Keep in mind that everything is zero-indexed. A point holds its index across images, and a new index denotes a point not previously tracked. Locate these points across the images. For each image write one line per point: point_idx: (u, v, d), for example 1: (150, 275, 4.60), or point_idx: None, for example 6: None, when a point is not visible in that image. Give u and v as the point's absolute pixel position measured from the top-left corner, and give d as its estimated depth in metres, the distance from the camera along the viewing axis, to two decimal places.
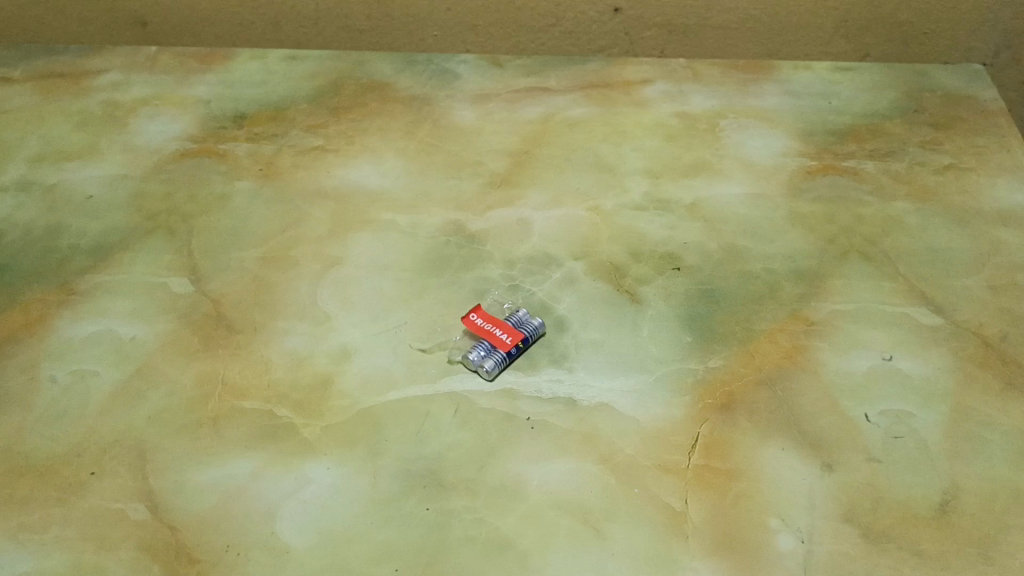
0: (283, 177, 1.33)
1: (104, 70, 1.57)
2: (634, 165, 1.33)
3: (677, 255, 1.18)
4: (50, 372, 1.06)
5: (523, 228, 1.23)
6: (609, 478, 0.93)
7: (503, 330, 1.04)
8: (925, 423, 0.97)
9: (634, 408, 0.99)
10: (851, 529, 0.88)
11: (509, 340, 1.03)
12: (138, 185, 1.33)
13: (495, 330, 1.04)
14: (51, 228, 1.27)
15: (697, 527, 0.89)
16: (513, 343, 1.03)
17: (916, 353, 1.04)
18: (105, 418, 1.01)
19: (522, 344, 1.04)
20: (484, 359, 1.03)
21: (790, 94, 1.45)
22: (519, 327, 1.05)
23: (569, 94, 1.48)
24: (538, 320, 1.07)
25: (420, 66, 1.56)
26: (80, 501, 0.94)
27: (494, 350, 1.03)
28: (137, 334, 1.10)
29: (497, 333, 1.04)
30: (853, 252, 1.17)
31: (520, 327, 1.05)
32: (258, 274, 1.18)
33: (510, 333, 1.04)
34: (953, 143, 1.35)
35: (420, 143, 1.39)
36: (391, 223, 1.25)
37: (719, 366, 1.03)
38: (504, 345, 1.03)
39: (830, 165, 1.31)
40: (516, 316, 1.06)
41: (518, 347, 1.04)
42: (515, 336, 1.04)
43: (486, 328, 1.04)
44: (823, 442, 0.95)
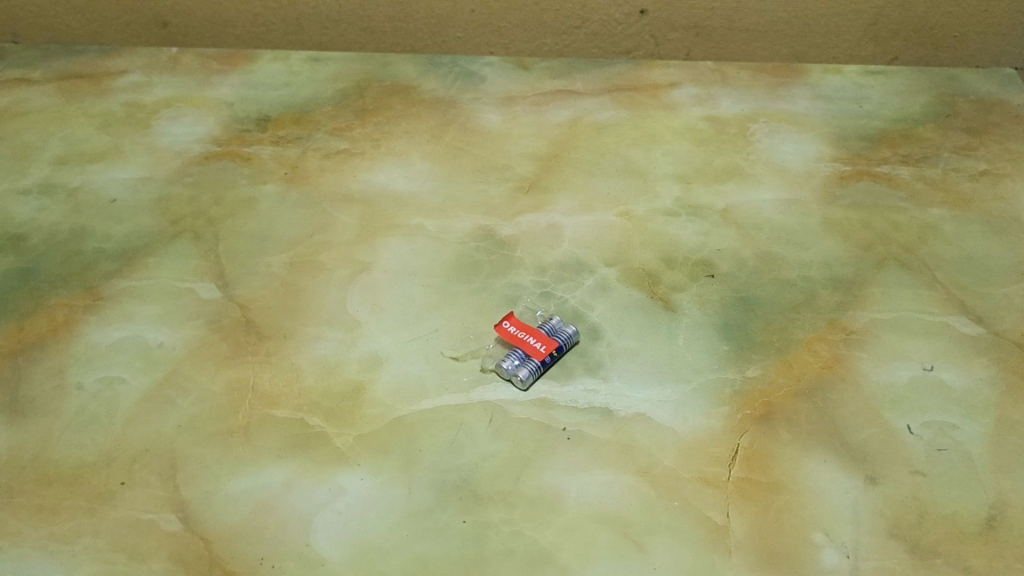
0: (309, 181, 1.32)
1: (126, 71, 1.56)
2: (665, 169, 1.31)
3: (712, 262, 1.16)
4: (78, 378, 1.05)
5: (553, 233, 1.21)
6: (648, 490, 0.91)
7: (537, 339, 1.02)
8: (969, 435, 0.95)
9: (672, 419, 0.98)
10: (897, 544, 0.86)
11: (543, 348, 1.02)
12: (163, 188, 1.32)
13: (529, 338, 1.02)
14: (75, 231, 1.25)
15: (740, 541, 0.87)
16: (547, 352, 1.01)
17: (958, 363, 1.02)
18: (135, 426, 1.00)
19: (556, 353, 1.03)
20: (518, 367, 1.01)
21: (820, 97, 1.44)
22: (553, 336, 1.04)
23: (596, 97, 1.46)
24: (572, 328, 1.05)
25: (445, 68, 1.54)
26: (110, 511, 0.92)
27: (528, 359, 1.02)
28: (165, 340, 1.09)
29: (531, 341, 1.02)
30: (890, 260, 1.15)
31: (554, 335, 1.04)
32: (286, 279, 1.16)
33: (544, 342, 1.02)
34: (987, 149, 1.33)
35: (447, 147, 1.38)
36: (420, 229, 1.23)
37: (757, 376, 1.02)
38: (539, 353, 1.01)
39: (864, 171, 1.29)
40: (549, 324, 1.05)
41: (552, 356, 1.02)
42: (550, 345, 1.02)
43: (520, 336, 1.03)
44: (866, 455, 0.94)
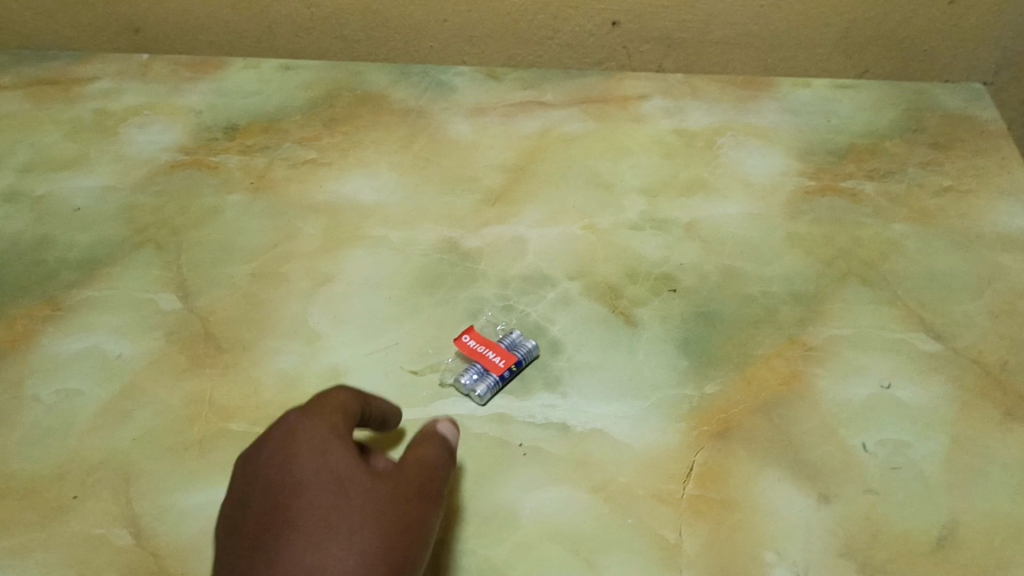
0: (275, 191, 1.32)
1: (96, 78, 1.55)
2: (631, 182, 1.31)
3: (674, 276, 1.16)
4: (34, 390, 1.04)
5: (518, 246, 1.21)
6: (603, 506, 0.91)
7: (496, 353, 1.03)
8: (923, 453, 0.95)
9: (629, 435, 0.98)
10: (848, 563, 0.86)
11: (502, 363, 1.02)
12: (128, 197, 1.31)
13: (489, 352, 1.03)
14: (38, 240, 1.25)
15: (692, 560, 0.87)
16: (507, 366, 1.02)
17: (915, 381, 1.02)
18: (91, 438, 0.99)
19: (516, 367, 1.03)
20: (477, 382, 1.01)
21: (788, 111, 1.44)
22: (512, 350, 1.04)
23: (566, 109, 1.46)
24: (532, 342, 1.06)
25: (416, 78, 1.54)
26: (62, 526, 0.92)
27: (486, 373, 1.02)
28: (124, 352, 1.09)
29: (491, 356, 1.02)
30: (852, 276, 1.15)
31: (514, 349, 1.04)
32: (248, 290, 1.16)
33: (504, 356, 1.02)
34: (953, 164, 1.33)
35: (414, 158, 1.38)
36: (385, 240, 1.23)
37: (716, 392, 1.01)
38: (498, 368, 1.01)
39: (829, 186, 1.29)
40: (509, 338, 1.05)
41: (511, 370, 1.02)
42: (509, 358, 1.02)
43: (480, 349, 1.03)
44: (820, 472, 0.93)
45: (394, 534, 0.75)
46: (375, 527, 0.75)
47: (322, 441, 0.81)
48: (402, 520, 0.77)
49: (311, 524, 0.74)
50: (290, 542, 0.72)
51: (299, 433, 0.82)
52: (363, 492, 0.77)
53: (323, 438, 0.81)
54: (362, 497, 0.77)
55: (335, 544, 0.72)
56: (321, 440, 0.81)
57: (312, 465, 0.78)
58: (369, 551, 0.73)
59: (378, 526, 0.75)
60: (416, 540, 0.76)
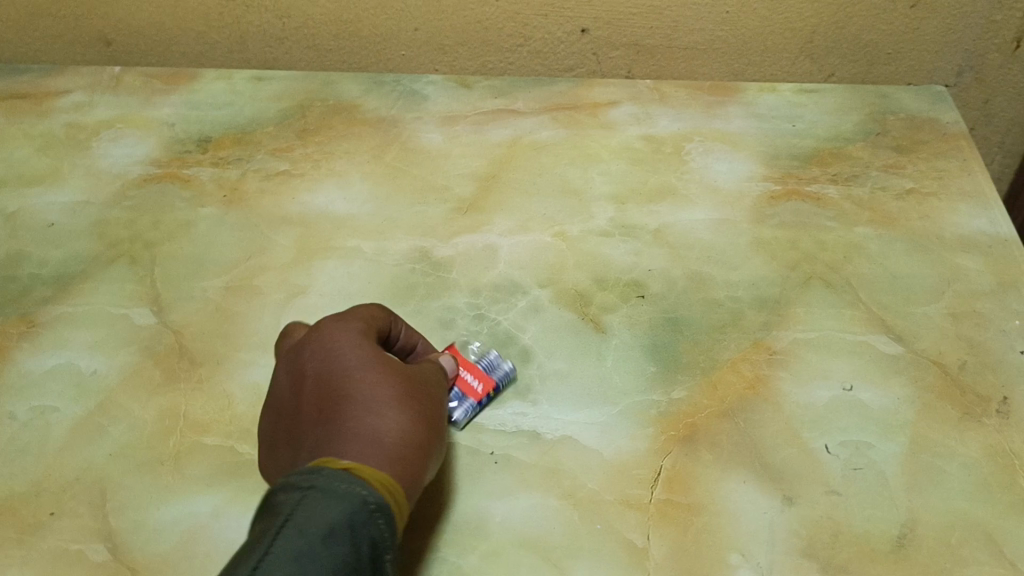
0: (248, 203, 1.33)
1: (68, 90, 1.55)
2: (600, 190, 1.33)
3: (643, 283, 1.18)
4: (9, 407, 1.05)
5: (489, 255, 1.23)
6: (572, 513, 0.93)
7: (475, 377, 1.02)
8: (884, 454, 0.97)
9: (598, 441, 0.99)
10: (810, 564, 0.88)
11: (481, 389, 1.02)
12: (101, 211, 1.32)
13: (468, 373, 1.03)
14: (11, 256, 1.25)
15: (658, 564, 0.89)
16: (485, 392, 1.02)
17: (876, 383, 1.05)
18: (66, 455, 1.00)
19: (493, 392, 1.03)
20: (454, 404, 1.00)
21: (755, 116, 1.46)
22: (490, 373, 1.04)
23: (536, 116, 1.48)
24: (508, 364, 1.06)
25: (388, 86, 1.55)
26: (38, 543, 0.93)
27: (464, 397, 1.01)
28: (98, 367, 1.09)
29: (470, 380, 1.02)
30: (815, 279, 1.18)
31: (491, 372, 1.04)
32: (221, 304, 1.17)
33: (482, 382, 1.02)
34: (916, 167, 1.36)
35: (386, 168, 1.39)
36: (357, 251, 1.24)
37: (683, 397, 1.04)
38: (477, 394, 1.01)
39: (794, 190, 1.32)
40: (487, 359, 1.05)
41: (488, 396, 1.03)
42: (488, 384, 1.03)
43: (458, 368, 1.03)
44: (784, 474, 0.96)
45: (428, 422, 0.88)
46: (413, 414, 0.87)
47: (367, 329, 0.97)
48: (430, 417, 0.89)
49: (368, 398, 0.87)
50: (352, 399, 0.87)
51: (347, 326, 0.96)
52: (400, 385, 0.89)
53: (363, 335, 0.95)
54: (399, 390, 0.89)
55: (384, 417, 0.85)
56: (365, 328, 0.97)
57: (361, 350, 0.92)
58: (411, 429, 0.86)
59: (414, 413, 0.88)
60: (439, 432, 0.90)
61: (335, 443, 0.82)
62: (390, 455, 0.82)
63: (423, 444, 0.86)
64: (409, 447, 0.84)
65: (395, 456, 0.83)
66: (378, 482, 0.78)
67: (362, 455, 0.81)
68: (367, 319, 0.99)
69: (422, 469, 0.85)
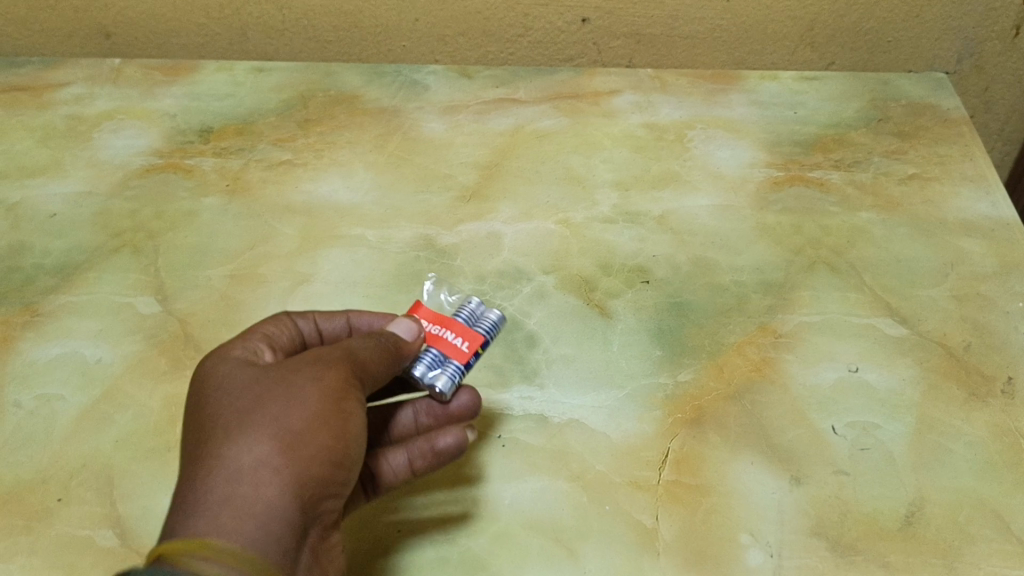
0: (251, 193, 1.33)
1: (68, 83, 1.55)
2: (603, 177, 1.33)
3: (647, 268, 1.18)
4: (14, 396, 1.05)
5: (493, 242, 1.23)
6: (581, 495, 0.93)
7: (460, 337, 0.93)
8: (891, 434, 0.98)
9: (605, 424, 1.00)
10: (820, 543, 0.89)
11: (467, 349, 0.93)
12: (103, 202, 1.32)
13: (449, 335, 0.94)
14: (14, 247, 1.25)
15: (668, 544, 0.89)
16: (473, 351, 0.93)
17: (882, 365, 1.05)
18: (72, 442, 1.00)
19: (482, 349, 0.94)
20: (437, 373, 0.91)
21: (756, 104, 1.47)
22: (475, 329, 0.95)
23: (538, 105, 1.48)
24: (494, 315, 0.97)
25: (389, 77, 1.55)
26: (47, 529, 0.92)
27: (450, 361, 0.92)
28: (103, 356, 1.09)
29: (454, 342, 0.93)
30: (820, 263, 1.18)
31: (476, 327, 0.95)
32: (226, 292, 1.17)
33: (468, 340, 0.93)
34: (917, 153, 1.36)
35: (389, 157, 1.39)
36: (361, 239, 1.24)
37: (690, 380, 1.04)
38: (463, 355, 0.92)
39: (797, 176, 1.32)
40: (469, 315, 0.96)
41: (477, 354, 0.93)
42: (475, 341, 0.93)
43: (437, 332, 0.94)
44: (791, 455, 0.96)
45: (296, 432, 0.74)
46: (271, 432, 0.73)
47: (258, 348, 0.85)
48: (302, 423, 0.74)
49: (212, 435, 0.74)
50: (196, 442, 0.74)
51: (230, 346, 0.84)
52: (258, 400, 0.76)
53: (244, 355, 0.83)
54: (255, 407, 0.75)
55: (227, 451, 0.72)
56: (263, 347, 0.86)
57: (224, 373, 0.80)
58: (265, 452, 0.72)
59: (272, 430, 0.73)
60: (327, 432, 0.75)
61: (192, 480, 0.71)
62: (230, 500, 0.69)
63: (287, 463, 0.72)
64: (266, 482, 0.71)
65: (238, 498, 0.69)
66: (192, 545, 0.65)
67: (188, 517, 0.68)
68: (354, 326, 0.95)
69: (286, 493, 0.71)
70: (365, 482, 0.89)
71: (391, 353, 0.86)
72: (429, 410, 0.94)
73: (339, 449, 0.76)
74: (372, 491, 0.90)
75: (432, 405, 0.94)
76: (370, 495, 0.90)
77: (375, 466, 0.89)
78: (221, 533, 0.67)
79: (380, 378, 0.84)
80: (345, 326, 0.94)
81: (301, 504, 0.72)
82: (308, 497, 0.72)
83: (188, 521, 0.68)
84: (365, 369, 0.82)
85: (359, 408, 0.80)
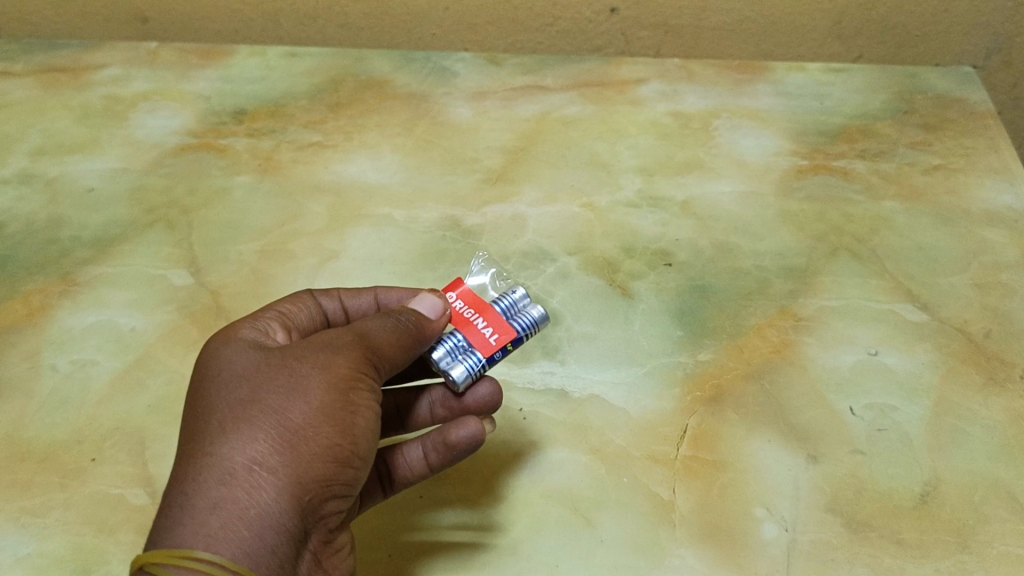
0: (282, 172, 1.35)
1: (106, 65, 1.59)
2: (628, 163, 1.35)
3: (669, 252, 1.20)
4: (51, 361, 1.08)
5: (517, 223, 1.25)
6: (599, 467, 0.95)
7: (490, 327, 0.87)
8: (908, 416, 0.99)
9: (624, 400, 1.01)
10: (834, 519, 0.90)
11: (495, 342, 0.86)
12: (139, 179, 1.35)
13: (479, 323, 0.87)
14: (52, 220, 1.28)
15: (683, 516, 0.90)
16: (500, 345, 0.86)
17: (902, 349, 1.06)
18: (106, 405, 1.03)
19: (512, 345, 0.87)
20: (456, 362, 0.85)
21: (783, 94, 1.47)
22: (511, 323, 0.88)
23: (565, 93, 1.49)
24: (539, 311, 0.89)
25: (418, 64, 1.58)
26: (81, 486, 0.95)
27: (473, 351, 0.86)
28: (137, 325, 1.12)
29: (482, 330, 0.87)
30: (842, 250, 1.19)
31: (514, 321, 0.88)
32: (256, 266, 1.20)
33: (499, 333, 0.86)
34: (943, 145, 1.37)
35: (417, 140, 1.41)
36: (388, 219, 1.27)
37: (709, 360, 1.05)
38: (489, 347, 0.85)
39: (821, 165, 1.33)
40: (510, 306, 0.89)
41: (505, 350, 0.86)
42: (505, 336, 0.86)
43: (468, 318, 0.88)
44: (808, 434, 0.97)
45: (294, 430, 0.71)
46: (266, 430, 0.71)
47: (269, 328, 0.84)
48: (302, 419, 0.72)
49: (206, 429, 0.72)
50: (190, 435, 0.72)
51: (241, 324, 0.83)
52: (258, 391, 0.74)
53: (252, 335, 0.81)
54: (254, 400, 0.73)
55: (219, 449, 0.70)
56: (276, 327, 0.84)
57: (227, 358, 0.78)
58: (258, 452, 0.70)
59: (269, 428, 0.71)
60: (330, 428, 0.73)
61: (183, 474, 0.70)
62: (218, 506, 0.67)
63: (281, 465, 0.70)
64: (257, 485, 0.69)
65: (226, 504, 0.67)
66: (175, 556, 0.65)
67: (174, 522, 0.67)
68: (382, 303, 0.95)
69: (279, 499, 0.69)
70: (382, 478, 0.88)
71: (413, 335, 0.82)
72: (445, 401, 0.92)
73: (343, 447, 0.73)
74: (390, 486, 0.88)
75: (448, 397, 0.91)
76: (388, 490, 0.88)
77: (390, 461, 0.87)
78: (206, 543, 0.66)
79: (398, 360, 0.81)
80: (372, 303, 0.94)
81: (295, 509, 0.70)
82: (303, 500, 0.70)
83: (174, 526, 0.67)
84: (379, 354, 0.79)
85: (369, 397, 0.77)
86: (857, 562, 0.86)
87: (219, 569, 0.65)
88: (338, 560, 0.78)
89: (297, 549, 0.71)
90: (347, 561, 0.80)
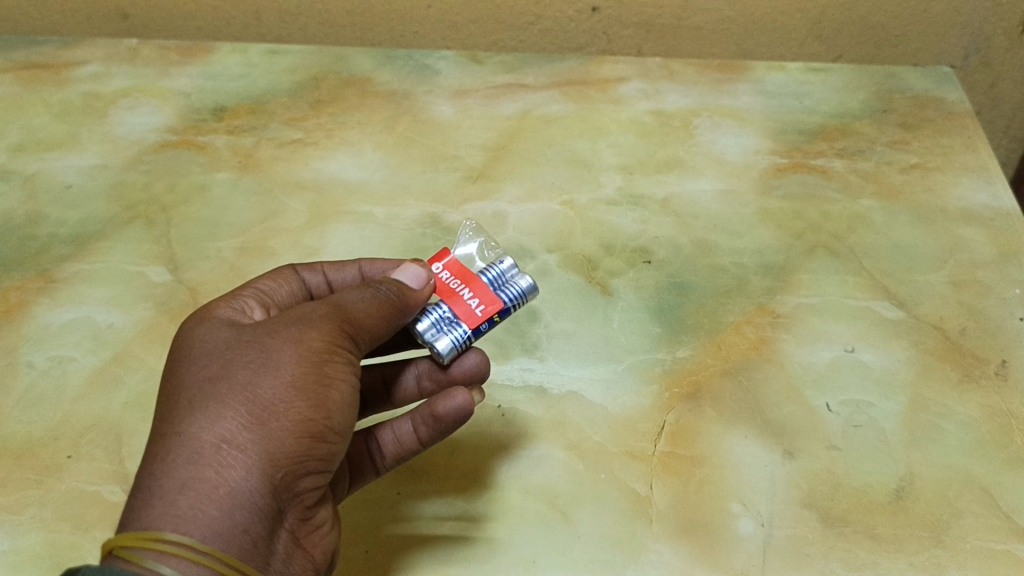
0: (262, 169, 1.35)
1: (85, 62, 1.58)
2: (609, 161, 1.35)
3: (649, 249, 1.20)
4: (28, 358, 1.07)
5: (498, 221, 1.25)
6: (577, 463, 0.95)
7: (477, 298, 0.87)
8: (884, 412, 0.99)
9: (602, 397, 1.01)
10: (810, 514, 0.90)
11: (481, 314, 0.85)
12: (118, 175, 1.35)
13: (465, 294, 0.87)
14: (30, 216, 1.28)
15: (660, 511, 0.91)
16: (486, 317, 0.85)
17: (878, 346, 1.07)
18: (83, 402, 1.03)
19: (499, 317, 0.86)
20: (441, 334, 0.85)
21: (763, 93, 1.48)
22: (498, 294, 0.87)
23: (546, 91, 1.50)
24: (527, 281, 0.88)
25: (400, 61, 1.58)
26: (57, 483, 0.95)
27: (458, 325, 0.86)
28: (115, 321, 1.12)
29: (468, 302, 0.86)
30: (820, 248, 1.20)
31: (501, 293, 0.88)
32: (235, 263, 1.19)
33: (485, 305, 0.86)
34: (921, 143, 1.38)
35: (398, 137, 1.41)
36: (369, 216, 1.27)
37: (687, 356, 1.06)
38: (474, 319, 0.85)
39: (800, 163, 1.34)
40: (497, 275, 0.89)
41: (492, 322, 0.86)
42: (492, 307, 0.86)
43: (454, 289, 0.88)
44: (785, 430, 0.97)
45: (265, 406, 0.71)
46: (237, 407, 0.71)
47: (247, 306, 0.84)
48: (272, 395, 0.72)
49: (175, 409, 0.72)
50: (161, 416, 0.73)
51: (217, 303, 0.83)
52: (229, 368, 0.74)
53: (227, 313, 0.81)
54: (224, 378, 0.73)
55: (188, 429, 0.70)
56: (254, 305, 0.85)
57: (200, 336, 0.78)
58: (228, 430, 0.70)
59: (239, 405, 0.71)
60: (303, 403, 0.72)
61: (152, 456, 0.70)
62: (187, 485, 0.67)
63: (251, 442, 0.70)
64: (226, 463, 0.68)
65: (194, 483, 0.67)
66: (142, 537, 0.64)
67: (143, 504, 0.67)
68: (366, 275, 0.96)
69: (249, 476, 0.69)
70: (372, 455, 0.88)
71: (393, 305, 0.81)
72: (432, 373, 0.93)
73: (316, 421, 0.73)
74: (381, 464, 0.89)
75: (435, 369, 0.92)
76: (380, 467, 0.89)
77: (381, 439, 0.88)
78: (174, 523, 0.66)
79: (377, 331, 0.81)
80: (356, 275, 0.95)
81: (267, 486, 0.70)
82: (275, 476, 0.70)
83: (143, 507, 0.67)
84: (356, 325, 0.79)
85: (345, 369, 0.77)
86: (832, 557, 0.87)
87: (187, 549, 0.65)
88: (319, 538, 0.78)
89: (271, 527, 0.71)
90: (329, 538, 0.79)
